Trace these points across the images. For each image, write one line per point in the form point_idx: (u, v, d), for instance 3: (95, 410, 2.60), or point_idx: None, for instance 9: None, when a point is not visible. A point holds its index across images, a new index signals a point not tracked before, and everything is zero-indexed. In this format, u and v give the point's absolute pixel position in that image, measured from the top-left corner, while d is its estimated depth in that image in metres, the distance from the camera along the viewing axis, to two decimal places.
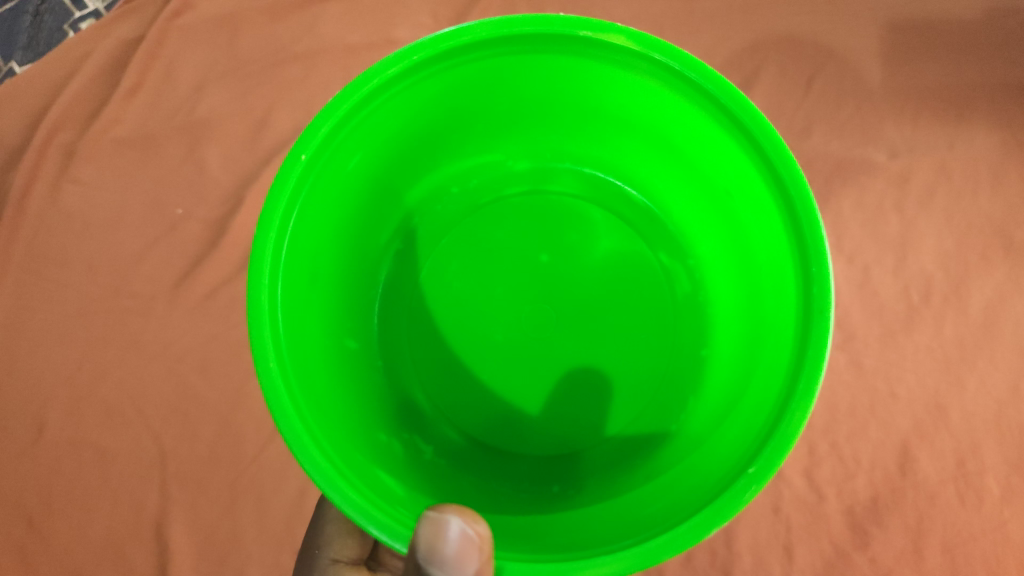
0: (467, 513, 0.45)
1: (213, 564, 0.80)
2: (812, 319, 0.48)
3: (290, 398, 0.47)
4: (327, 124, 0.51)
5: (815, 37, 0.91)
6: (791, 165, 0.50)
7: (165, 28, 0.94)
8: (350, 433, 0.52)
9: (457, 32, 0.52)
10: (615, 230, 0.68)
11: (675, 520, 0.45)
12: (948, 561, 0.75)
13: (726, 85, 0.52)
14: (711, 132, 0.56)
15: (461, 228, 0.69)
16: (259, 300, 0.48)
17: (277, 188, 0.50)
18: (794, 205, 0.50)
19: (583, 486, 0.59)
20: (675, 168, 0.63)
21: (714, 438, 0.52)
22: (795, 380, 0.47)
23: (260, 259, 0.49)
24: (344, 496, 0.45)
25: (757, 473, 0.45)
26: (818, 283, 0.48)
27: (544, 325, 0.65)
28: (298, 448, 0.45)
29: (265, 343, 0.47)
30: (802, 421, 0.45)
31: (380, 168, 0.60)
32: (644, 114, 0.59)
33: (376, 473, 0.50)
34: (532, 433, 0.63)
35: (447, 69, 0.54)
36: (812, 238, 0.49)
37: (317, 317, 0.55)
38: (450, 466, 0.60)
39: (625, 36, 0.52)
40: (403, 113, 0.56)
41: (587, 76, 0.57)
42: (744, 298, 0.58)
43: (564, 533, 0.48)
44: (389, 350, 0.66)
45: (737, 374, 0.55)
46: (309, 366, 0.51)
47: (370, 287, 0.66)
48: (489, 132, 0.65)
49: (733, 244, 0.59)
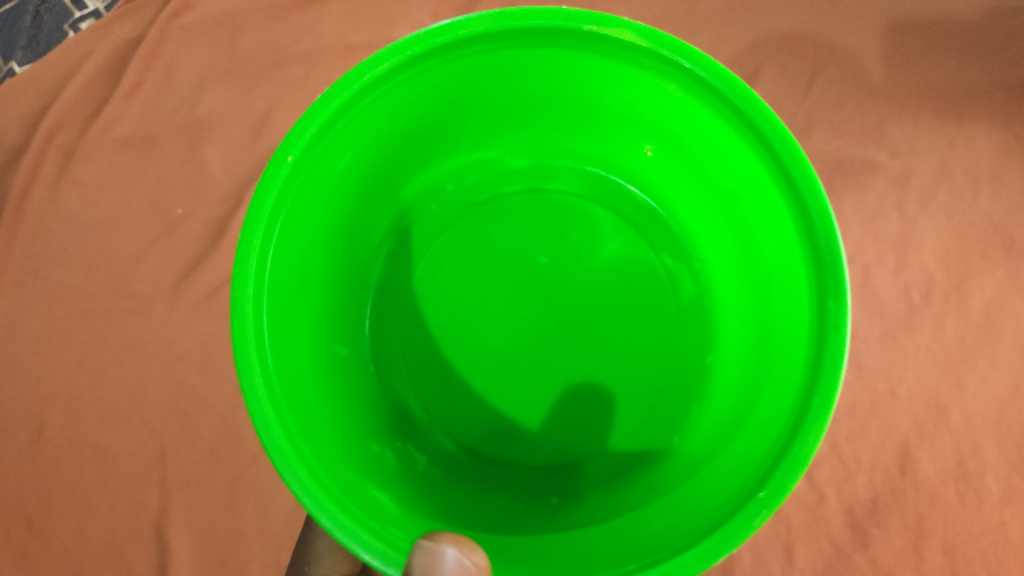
0: (464, 544, 0.45)
1: (213, 563, 0.80)
2: (828, 336, 0.47)
3: (273, 407, 0.47)
4: (314, 123, 0.51)
5: (815, 37, 0.91)
6: (804, 166, 0.50)
7: (165, 28, 0.94)
8: (339, 449, 0.52)
9: (453, 25, 0.52)
10: (620, 232, 0.68)
11: (682, 545, 0.45)
12: (948, 562, 0.75)
13: (741, 85, 0.51)
14: (716, 129, 0.56)
15: (456, 228, 0.69)
16: (244, 310, 0.48)
17: (261, 191, 0.50)
18: (811, 216, 0.50)
19: (582, 498, 0.59)
20: (684, 170, 0.63)
21: (721, 456, 0.52)
22: (809, 400, 0.47)
23: (245, 264, 0.49)
24: (338, 523, 0.45)
25: (768, 498, 0.45)
26: (835, 297, 0.48)
27: (542, 329, 0.65)
28: (284, 468, 0.45)
29: (249, 358, 0.47)
30: (816, 441, 0.45)
31: (372, 166, 0.60)
32: (648, 110, 0.59)
33: (368, 490, 0.50)
34: (530, 444, 0.63)
35: (441, 63, 0.54)
36: (829, 248, 0.49)
37: (305, 322, 0.55)
38: (443, 476, 0.61)
39: (631, 30, 0.52)
40: (394, 110, 0.56)
41: (588, 71, 0.57)
42: (753, 304, 0.58)
43: (565, 552, 0.48)
44: (383, 354, 0.66)
45: (745, 384, 0.56)
46: (296, 378, 0.51)
47: (362, 289, 0.66)
48: (486, 129, 0.65)
49: (741, 249, 0.59)
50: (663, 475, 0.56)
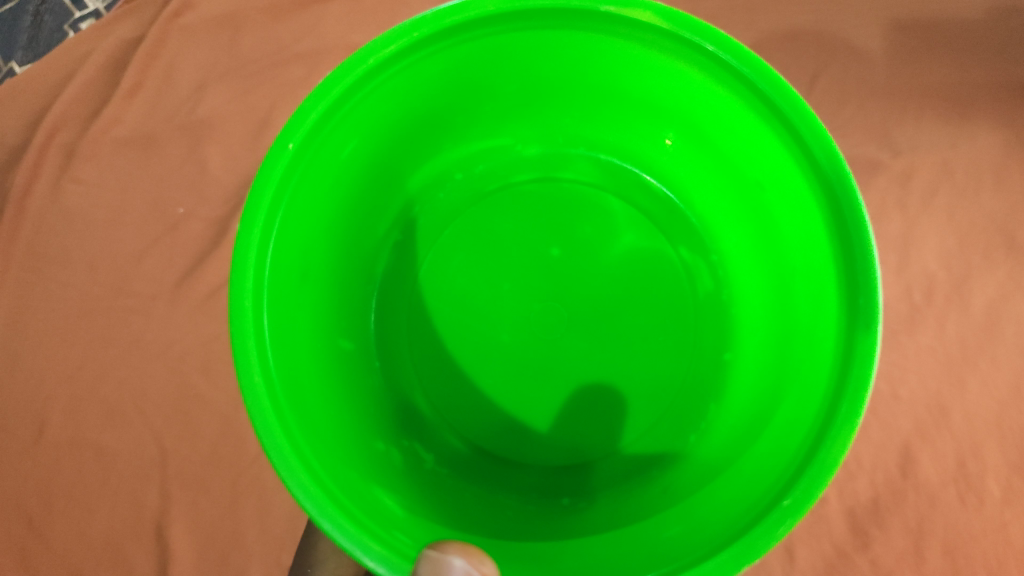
0: (472, 555, 0.44)
1: (213, 564, 0.80)
2: (857, 336, 0.47)
3: (272, 401, 0.47)
4: (315, 110, 0.51)
5: (817, 37, 0.91)
6: (833, 156, 0.50)
7: (165, 28, 0.94)
8: (346, 452, 0.52)
9: (461, 7, 0.52)
10: (634, 224, 0.68)
11: (701, 553, 0.45)
12: (949, 562, 0.75)
13: (765, 70, 0.51)
14: (738, 117, 0.56)
15: (465, 218, 0.69)
16: (243, 304, 0.48)
17: (260, 182, 0.49)
18: (840, 209, 0.49)
19: (595, 499, 0.59)
20: (706, 160, 0.63)
21: (742, 459, 0.52)
22: (836, 402, 0.47)
23: (244, 259, 0.49)
24: (342, 529, 0.45)
25: (792, 505, 0.44)
26: (864, 294, 0.48)
27: (553, 323, 0.64)
28: (286, 471, 0.45)
29: (249, 355, 0.47)
30: (845, 446, 0.45)
31: (376, 155, 0.59)
32: (665, 96, 0.59)
33: (374, 493, 0.50)
34: (540, 444, 0.63)
35: (449, 46, 0.54)
36: (859, 244, 0.48)
37: (307, 318, 0.55)
38: (451, 475, 0.61)
39: (648, 11, 0.52)
40: (398, 97, 0.56)
41: (602, 55, 0.57)
42: (774, 300, 0.58)
43: (577, 559, 0.49)
44: (389, 350, 0.66)
45: (767, 382, 0.56)
46: (300, 378, 0.51)
47: (367, 282, 0.66)
48: (496, 115, 0.65)
49: (763, 243, 0.60)
50: (680, 477, 0.57)
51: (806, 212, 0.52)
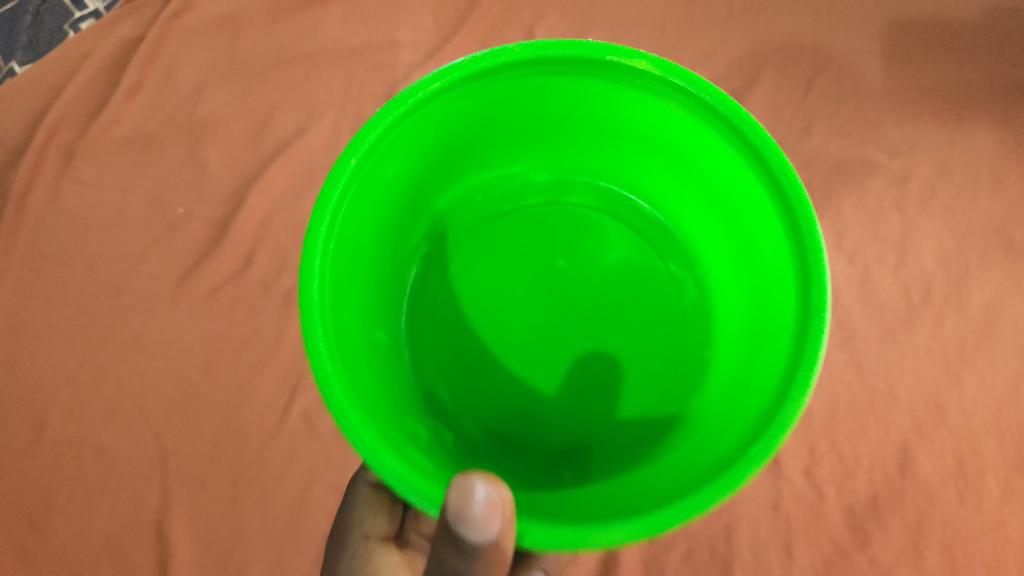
0: (491, 476, 0.44)
1: (215, 562, 0.78)
2: (811, 323, 0.48)
3: (332, 365, 0.46)
4: (373, 133, 0.52)
5: (806, 38, 0.94)
6: (786, 167, 0.52)
7: (165, 28, 0.95)
8: (387, 414, 0.51)
9: (496, 53, 0.53)
10: (630, 244, 0.69)
11: (664, 500, 0.44)
12: (948, 561, 0.75)
13: (727, 100, 0.53)
14: (706, 141, 0.57)
15: (480, 238, 0.68)
16: (310, 289, 0.48)
17: (325, 195, 0.50)
18: (796, 215, 0.51)
19: (595, 472, 0.57)
20: (682, 186, 0.64)
21: (716, 427, 0.52)
22: (792, 373, 0.47)
23: (310, 252, 0.49)
24: (389, 469, 0.44)
25: (757, 453, 0.44)
26: (816, 288, 0.49)
27: (556, 329, 0.64)
28: (344, 420, 0.44)
29: (314, 326, 0.46)
30: (797, 409, 0.45)
31: (415, 176, 0.59)
32: (659, 133, 0.60)
33: (417, 453, 0.49)
34: (546, 428, 0.62)
35: (483, 84, 0.55)
36: (810, 234, 0.50)
37: (357, 306, 0.54)
38: (470, 456, 0.59)
39: (646, 60, 0.53)
40: (439, 127, 0.57)
41: (608, 98, 0.58)
42: (745, 301, 0.58)
43: (571, 509, 0.48)
44: (417, 343, 0.65)
45: (734, 376, 0.55)
46: (350, 350, 0.50)
47: (399, 287, 0.65)
48: (515, 146, 0.65)
49: (733, 250, 0.60)
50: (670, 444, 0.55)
51: (754, 195, 0.54)
